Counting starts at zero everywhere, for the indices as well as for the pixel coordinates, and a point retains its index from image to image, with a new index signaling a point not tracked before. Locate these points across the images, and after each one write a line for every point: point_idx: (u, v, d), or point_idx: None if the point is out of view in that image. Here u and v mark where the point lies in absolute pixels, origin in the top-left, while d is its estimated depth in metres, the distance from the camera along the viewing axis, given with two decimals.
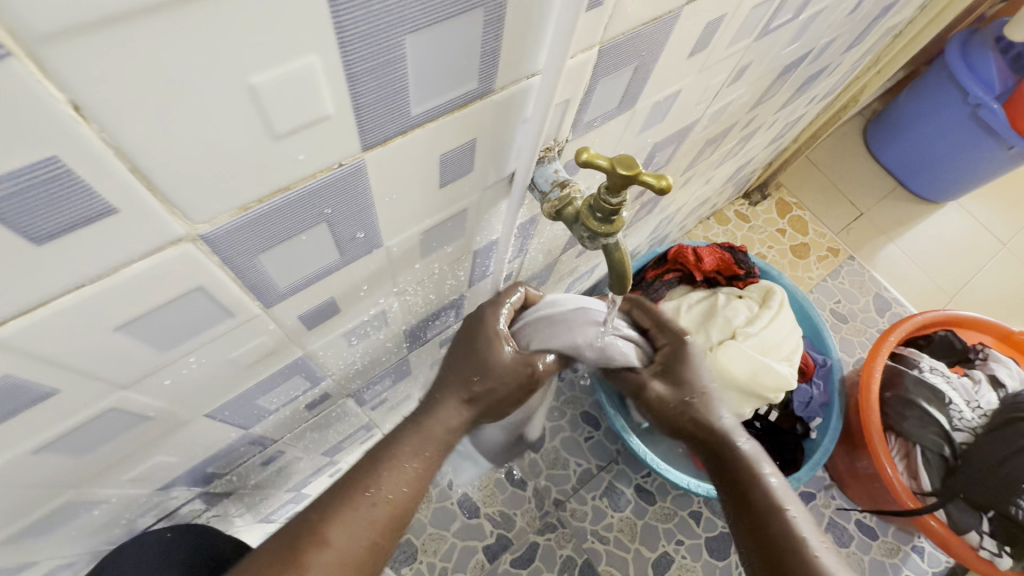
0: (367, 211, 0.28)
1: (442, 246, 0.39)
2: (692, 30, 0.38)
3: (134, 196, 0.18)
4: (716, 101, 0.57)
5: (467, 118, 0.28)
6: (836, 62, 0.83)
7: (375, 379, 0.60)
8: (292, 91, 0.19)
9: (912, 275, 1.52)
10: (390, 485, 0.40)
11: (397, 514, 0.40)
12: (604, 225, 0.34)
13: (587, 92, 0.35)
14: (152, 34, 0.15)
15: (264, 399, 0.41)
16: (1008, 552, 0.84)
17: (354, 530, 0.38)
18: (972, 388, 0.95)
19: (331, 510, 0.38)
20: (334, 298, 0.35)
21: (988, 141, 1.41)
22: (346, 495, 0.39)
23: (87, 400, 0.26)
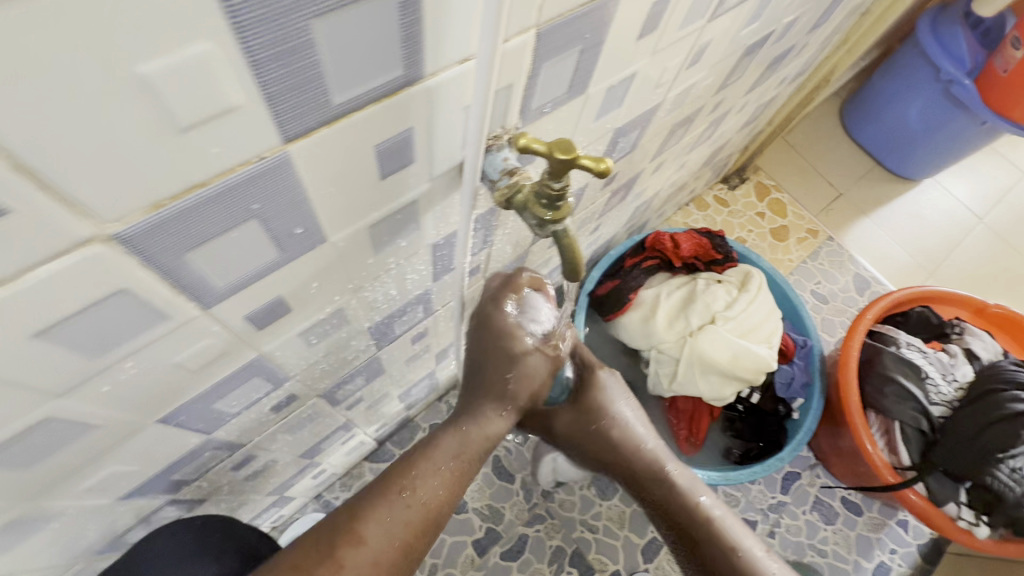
0: (301, 205, 0.28)
1: (395, 240, 0.39)
2: (638, 8, 0.37)
3: (25, 195, 0.18)
4: (677, 83, 0.57)
5: (399, 106, 0.27)
6: (803, 42, 0.83)
7: (345, 379, 0.59)
8: (188, 81, 0.18)
9: (891, 254, 1.54)
10: (428, 486, 0.41)
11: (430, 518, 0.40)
12: (551, 212, 0.33)
13: (530, 77, 0.34)
14: (15, 20, 0.14)
15: (222, 402, 0.41)
16: (985, 520, 0.86)
17: (388, 525, 0.38)
18: (948, 362, 0.97)
19: (370, 506, 0.39)
20: (283, 297, 0.34)
21: (960, 116, 1.42)
22: (381, 493, 0.39)
23: (17, 409, 0.26)
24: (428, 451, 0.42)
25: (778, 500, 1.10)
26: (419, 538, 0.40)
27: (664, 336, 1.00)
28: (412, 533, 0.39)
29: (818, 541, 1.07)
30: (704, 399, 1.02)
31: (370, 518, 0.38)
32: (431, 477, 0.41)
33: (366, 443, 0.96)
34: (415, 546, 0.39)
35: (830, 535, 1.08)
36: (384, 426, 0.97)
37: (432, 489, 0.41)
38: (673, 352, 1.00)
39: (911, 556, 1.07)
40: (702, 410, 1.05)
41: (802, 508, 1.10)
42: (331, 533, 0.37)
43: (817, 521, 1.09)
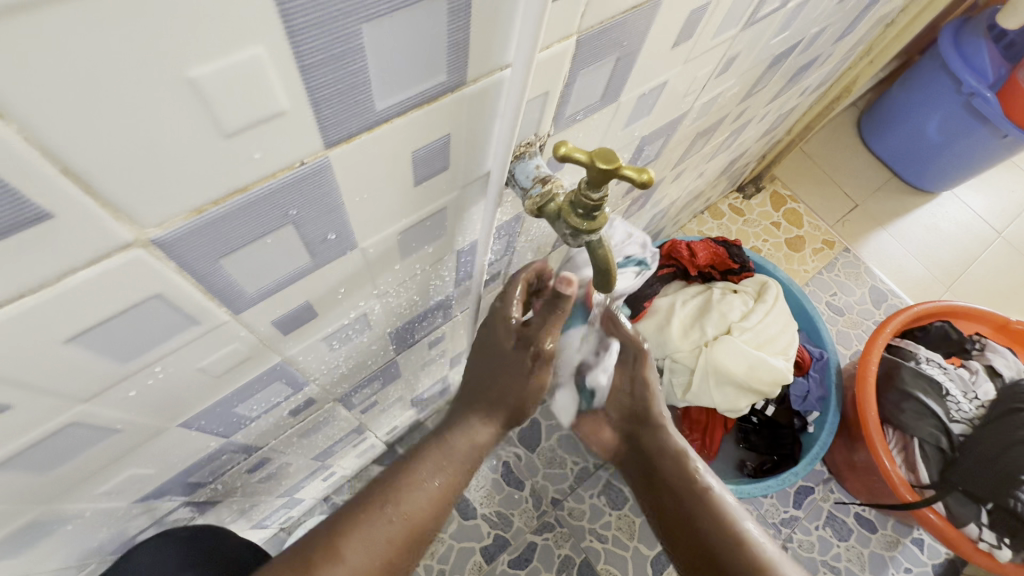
0: (336, 211, 0.27)
1: (422, 246, 0.38)
2: (676, 17, 0.37)
3: (71, 199, 0.17)
4: (705, 92, 0.56)
5: (439, 113, 0.26)
6: (828, 52, 0.82)
7: (362, 383, 0.59)
8: (239, 85, 0.18)
9: (908, 267, 1.52)
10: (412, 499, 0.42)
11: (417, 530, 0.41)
12: (586, 222, 0.33)
13: (566, 85, 0.34)
14: (72, 22, 0.13)
15: (243, 405, 0.40)
16: (1008, 543, 0.83)
17: (369, 544, 0.39)
18: (970, 379, 0.95)
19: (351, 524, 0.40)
20: (310, 302, 0.34)
21: (981, 129, 1.40)
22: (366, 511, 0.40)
23: (42, 413, 0.25)
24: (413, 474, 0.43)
25: (791, 514, 1.08)
26: (403, 553, 0.41)
27: (678, 346, 0.99)
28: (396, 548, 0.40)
29: (831, 557, 1.05)
30: (718, 410, 1.01)
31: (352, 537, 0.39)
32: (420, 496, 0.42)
33: (376, 446, 0.95)
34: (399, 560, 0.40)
35: (844, 552, 1.06)
36: (394, 430, 0.97)
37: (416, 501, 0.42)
38: (688, 362, 0.99)
39: None
40: (716, 420, 1.04)
41: (815, 523, 1.08)
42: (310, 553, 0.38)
43: (831, 537, 1.07)
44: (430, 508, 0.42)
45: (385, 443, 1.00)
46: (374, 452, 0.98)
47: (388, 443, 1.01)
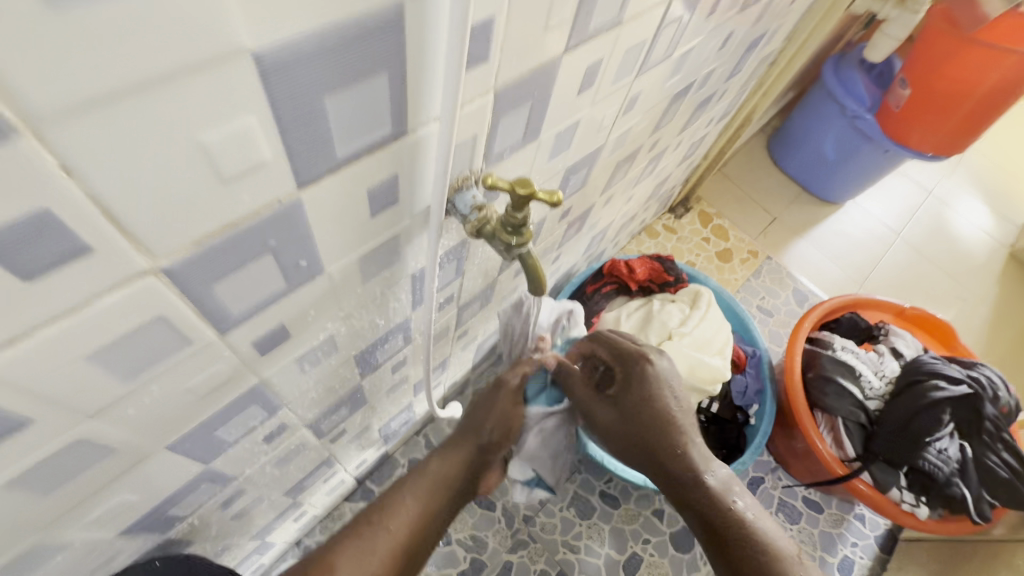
0: (307, 241, 0.33)
1: (381, 270, 0.45)
2: (575, 71, 0.46)
3: (108, 237, 0.23)
4: (616, 127, 0.66)
5: (388, 156, 0.33)
6: (723, 87, 0.96)
7: (332, 408, 0.63)
8: (235, 144, 0.24)
9: (825, 270, 1.70)
10: (389, 520, 0.54)
11: (393, 547, 0.53)
12: (516, 237, 0.40)
13: (491, 129, 0.41)
14: (128, 111, 0.19)
15: (223, 429, 0.44)
16: (924, 501, 0.94)
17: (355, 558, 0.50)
18: (878, 360, 1.07)
19: (339, 545, 0.51)
20: (284, 324, 0.39)
21: (867, 145, 1.62)
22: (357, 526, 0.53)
23: (55, 431, 0.29)
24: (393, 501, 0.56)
25: None
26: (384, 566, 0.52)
27: None
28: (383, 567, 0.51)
29: None
30: None
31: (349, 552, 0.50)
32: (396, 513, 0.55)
33: (347, 481, 0.97)
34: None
35: (797, 534, 1.14)
36: (365, 463, 0.99)
37: (400, 522, 0.54)
38: None
39: (871, 548, 1.15)
40: None
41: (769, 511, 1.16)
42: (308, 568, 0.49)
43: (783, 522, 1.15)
44: (412, 530, 0.54)
45: (356, 478, 1.02)
46: (345, 488, 1.00)
47: (359, 478, 1.03)
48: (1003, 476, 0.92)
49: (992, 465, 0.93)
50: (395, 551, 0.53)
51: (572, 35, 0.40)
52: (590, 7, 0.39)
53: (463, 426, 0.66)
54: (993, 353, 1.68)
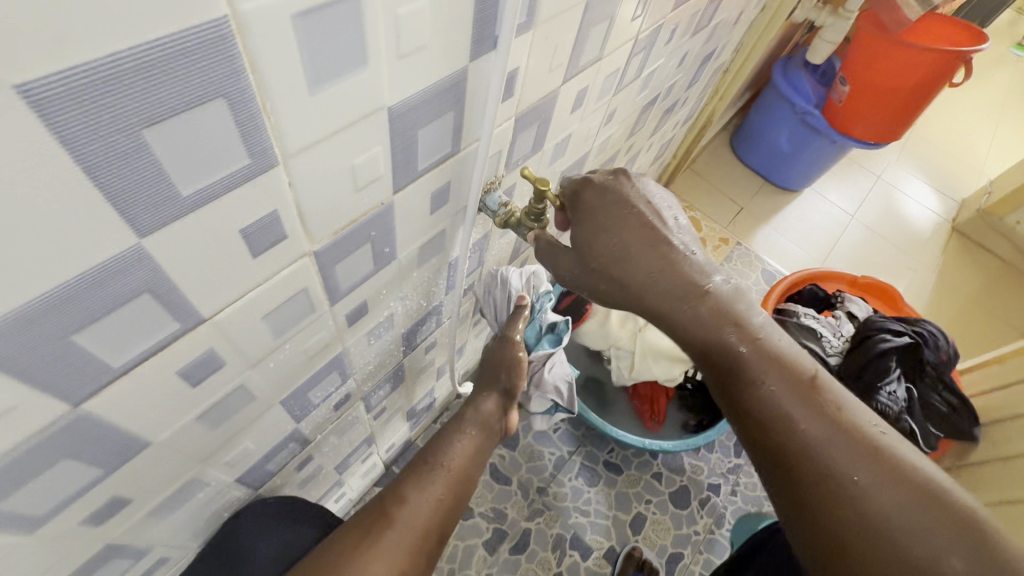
0: (392, 232, 0.46)
1: (430, 258, 0.57)
2: (569, 96, 0.59)
3: (295, 229, 0.35)
4: (598, 136, 0.80)
5: (447, 167, 0.46)
6: (684, 95, 1.11)
7: (380, 384, 0.74)
8: (369, 165, 0.36)
9: (789, 252, 1.87)
10: (448, 459, 0.66)
11: (455, 479, 0.64)
12: (537, 223, 0.53)
13: (511, 144, 0.54)
14: (325, 148, 0.32)
15: (313, 391, 0.56)
16: (881, 439, 1.08)
17: (425, 489, 0.61)
18: (835, 323, 1.23)
19: (408, 481, 0.62)
20: (365, 300, 0.51)
21: (817, 138, 1.80)
22: (421, 466, 0.64)
23: (232, 374, 0.41)
24: (445, 447, 0.68)
25: (734, 463, 1.33)
26: (450, 495, 0.62)
27: (619, 334, 1.21)
28: (445, 495, 0.62)
29: None
30: (658, 383, 1.23)
31: (419, 486, 0.61)
32: (451, 453, 0.67)
33: (379, 464, 1.08)
34: (446, 501, 0.61)
35: None
36: (393, 447, 1.10)
37: (455, 460, 0.66)
38: (628, 346, 1.21)
39: None
40: (659, 392, 1.26)
41: (754, 467, 1.33)
42: (387, 501, 0.59)
43: None
44: (460, 467, 0.65)
45: (386, 463, 1.13)
46: (377, 471, 1.11)
47: (388, 462, 1.14)
48: None
49: (935, 403, 1.09)
50: (450, 484, 0.63)
51: (568, 70, 0.54)
52: (580, 50, 0.53)
53: (484, 376, 0.78)
54: (943, 316, 1.86)
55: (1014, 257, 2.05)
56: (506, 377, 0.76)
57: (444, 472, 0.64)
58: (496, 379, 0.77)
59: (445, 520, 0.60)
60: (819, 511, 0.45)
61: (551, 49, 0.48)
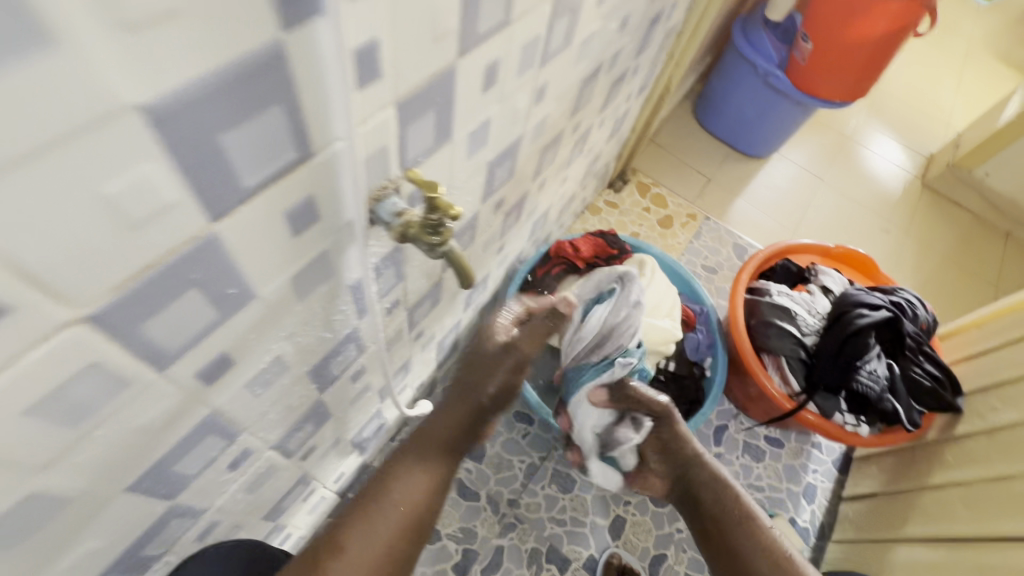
0: (233, 269, 0.35)
1: (316, 286, 0.46)
2: (473, 74, 0.48)
3: (25, 295, 0.24)
4: (531, 117, 0.68)
5: (301, 178, 0.35)
6: (634, 63, 1.00)
7: (295, 427, 0.64)
8: (140, 191, 0.25)
9: (760, 223, 1.80)
10: (399, 493, 0.61)
11: (404, 519, 0.60)
12: (437, 237, 0.42)
13: (400, 137, 0.43)
14: (27, 177, 0.21)
15: (182, 462, 0.45)
16: (864, 421, 1.03)
17: (368, 535, 0.57)
18: (810, 299, 1.15)
19: (346, 526, 0.57)
20: (225, 352, 0.40)
21: (782, 101, 1.72)
22: (365, 502, 0.60)
23: (5, 486, 0.30)
24: (396, 474, 0.63)
25: (715, 452, 1.24)
26: (399, 537, 0.59)
27: None
28: (394, 539, 0.58)
29: (755, 479, 1.21)
30: None
31: (359, 533, 0.57)
32: (401, 486, 0.62)
33: (328, 496, 0.98)
34: (396, 546, 0.58)
35: (763, 471, 1.23)
36: (343, 476, 1.00)
37: (405, 495, 0.61)
38: None
39: (830, 472, 1.25)
40: None
41: (735, 454, 1.24)
42: (322, 550, 0.56)
43: (750, 462, 1.24)
44: (416, 501, 0.62)
45: (337, 492, 1.03)
46: (327, 503, 1.01)
47: (340, 491, 1.04)
48: (927, 385, 1.02)
49: (917, 377, 1.03)
50: (402, 523, 0.60)
51: (463, 41, 0.42)
52: (475, 13, 0.42)
53: (462, 385, 0.71)
54: (918, 277, 1.82)
55: (984, 210, 2.02)
56: (482, 389, 0.71)
57: (388, 511, 0.59)
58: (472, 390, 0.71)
59: (398, 565, 0.58)
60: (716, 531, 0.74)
61: (427, 14, 0.36)
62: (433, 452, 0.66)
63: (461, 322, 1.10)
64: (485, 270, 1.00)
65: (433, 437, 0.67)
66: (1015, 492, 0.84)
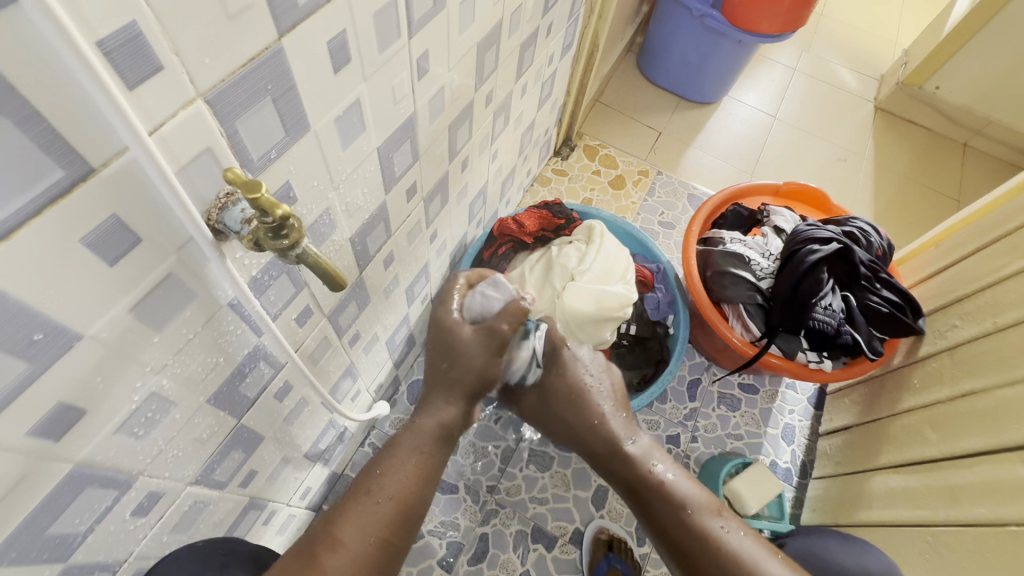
0: (25, 313, 0.31)
1: (175, 312, 0.42)
2: (314, 53, 0.43)
3: None
4: (420, 93, 0.63)
5: (88, 199, 0.31)
6: (544, 20, 0.94)
7: (217, 458, 0.60)
8: None
9: (716, 170, 1.76)
10: (391, 483, 0.57)
11: (399, 508, 0.56)
12: (282, 239, 0.37)
13: (230, 135, 0.39)
14: None
15: (58, 523, 0.41)
16: (826, 357, 1.02)
17: (363, 526, 0.53)
18: (764, 242, 1.13)
19: (342, 518, 0.53)
20: (65, 402, 0.36)
21: (722, 41, 1.67)
22: (355, 495, 0.56)
23: None
24: (382, 464, 0.59)
25: (689, 408, 1.22)
26: (394, 529, 0.55)
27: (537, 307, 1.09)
28: (387, 528, 0.54)
29: (732, 428, 1.20)
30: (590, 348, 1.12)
31: (342, 526, 0.53)
32: (392, 475, 0.58)
33: (297, 513, 0.96)
34: (390, 538, 0.54)
35: (740, 419, 1.21)
36: (310, 491, 0.98)
37: (396, 484, 0.57)
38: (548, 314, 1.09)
39: (806, 410, 1.24)
40: None
41: (711, 406, 1.23)
42: (313, 548, 0.51)
43: (727, 412, 1.22)
44: (407, 490, 0.58)
45: (308, 507, 1.00)
46: (299, 520, 0.98)
47: (312, 505, 1.02)
48: (885, 312, 1.01)
49: (873, 304, 1.02)
50: (393, 513, 0.56)
51: (280, 15, 0.37)
52: None
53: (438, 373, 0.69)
54: (879, 201, 1.81)
55: (940, 124, 2.00)
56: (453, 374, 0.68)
57: (379, 503, 0.55)
58: (455, 381, 0.67)
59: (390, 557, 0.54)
60: (640, 494, 0.70)
61: None
62: (421, 437, 0.63)
63: (412, 317, 1.07)
64: (422, 260, 0.95)
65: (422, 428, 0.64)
66: (980, 406, 0.83)
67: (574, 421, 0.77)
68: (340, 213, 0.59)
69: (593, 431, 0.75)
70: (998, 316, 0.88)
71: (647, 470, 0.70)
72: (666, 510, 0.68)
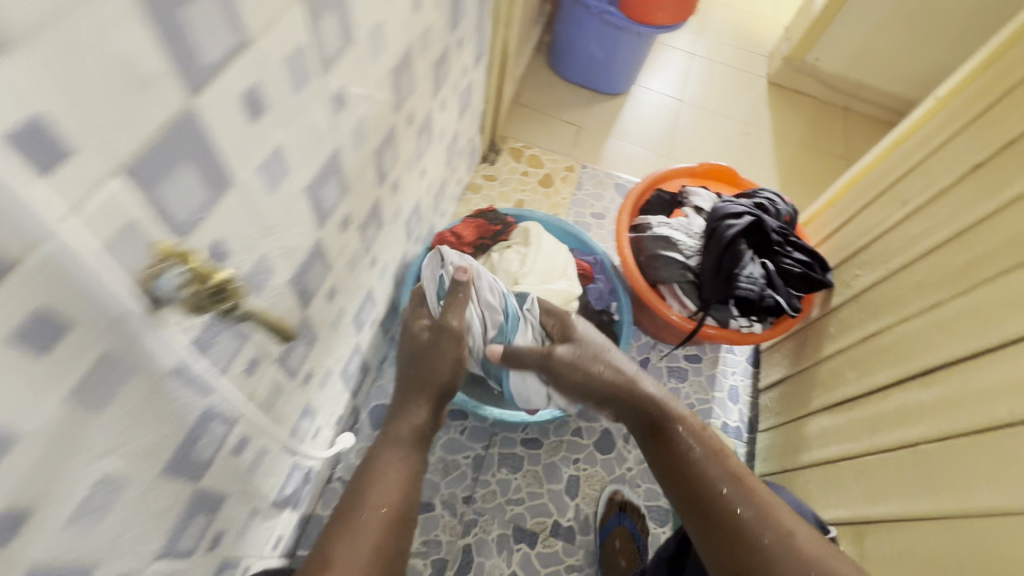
0: None
1: (116, 390, 0.40)
2: (228, 108, 0.42)
3: None
4: (340, 127, 0.63)
5: (8, 296, 0.30)
6: (453, 36, 0.96)
7: (180, 526, 0.58)
8: None
9: (635, 157, 1.86)
10: (379, 492, 0.73)
11: (392, 510, 0.72)
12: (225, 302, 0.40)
13: (152, 203, 0.38)
14: None
15: None
16: (755, 320, 1.11)
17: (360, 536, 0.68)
18: (687, 222, 1.21)
19: (341, 533, 0.68)
20: (11, 507, 0.34)
21: (624, 35, 1.75)
22: (352, 505, 0.71)
23: None
24: (374, 468, 0.77)
25: None
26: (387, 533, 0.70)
27: None
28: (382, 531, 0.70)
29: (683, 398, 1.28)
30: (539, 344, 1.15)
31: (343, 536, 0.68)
32: (381, 481, 0.75)
33: (273, 563, 0.93)
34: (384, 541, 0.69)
35: (689, 389, 1.29)
36: (283, 538, 0.95)
37: (385, 495, 0.73)
38: None
39: (745, 369, 1.35)
40: None
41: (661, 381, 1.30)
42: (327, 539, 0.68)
43: (676, 384, 1.30)
44: (396, 491, 0.74)
45: (284, 554, 0.97)
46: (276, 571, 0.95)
47: (287, 552, 0.99)
48: (798, 272, 1.12)
49: (788, 267, 1.13)
50: (384, 523, 0.70)
51: (189, 80, 0.37)
52: (187, 45, 0.36)
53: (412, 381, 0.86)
54: (783, 168, 1.97)
55: (824, 92, 2.20)
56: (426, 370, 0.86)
57: (371, 509, 0.71)
58: (424, 381, 0.85)
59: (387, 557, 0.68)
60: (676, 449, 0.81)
61: (105, 63, 0.30)
62: (402, 444, 0.81)
63: (363, 344, 1.06)
64: (364, 287, 0.95)
65: (399, 429, 0.82)
66: (885, 344, 0.94)
67: (614, 386, 0.87)
68: (275, 258, 0.59)
69: (622, 390, 0.86)
70: (889, 263, 1.00)
71: (684, 425, 0.83)
72: (694, 463, 0.79)
